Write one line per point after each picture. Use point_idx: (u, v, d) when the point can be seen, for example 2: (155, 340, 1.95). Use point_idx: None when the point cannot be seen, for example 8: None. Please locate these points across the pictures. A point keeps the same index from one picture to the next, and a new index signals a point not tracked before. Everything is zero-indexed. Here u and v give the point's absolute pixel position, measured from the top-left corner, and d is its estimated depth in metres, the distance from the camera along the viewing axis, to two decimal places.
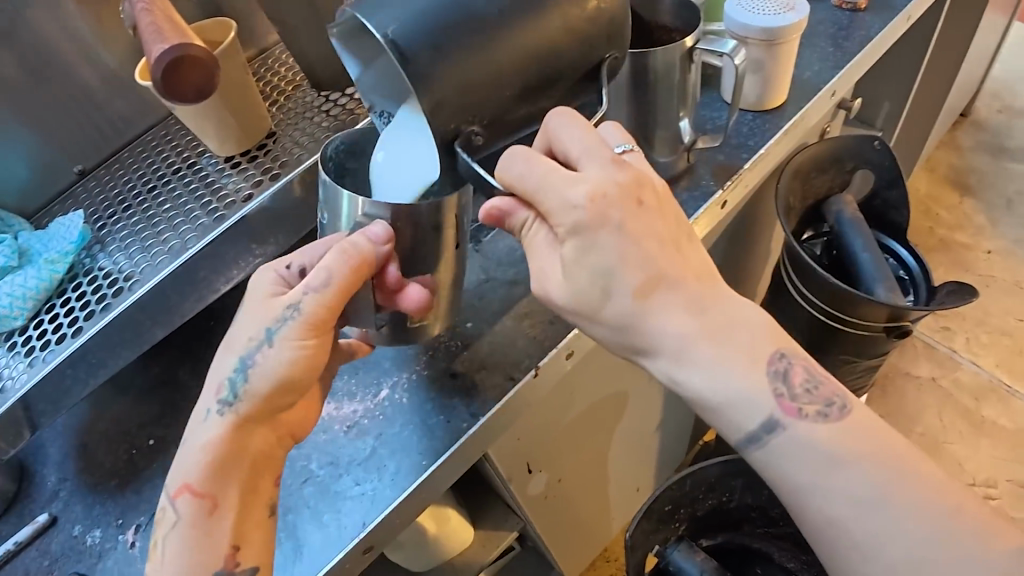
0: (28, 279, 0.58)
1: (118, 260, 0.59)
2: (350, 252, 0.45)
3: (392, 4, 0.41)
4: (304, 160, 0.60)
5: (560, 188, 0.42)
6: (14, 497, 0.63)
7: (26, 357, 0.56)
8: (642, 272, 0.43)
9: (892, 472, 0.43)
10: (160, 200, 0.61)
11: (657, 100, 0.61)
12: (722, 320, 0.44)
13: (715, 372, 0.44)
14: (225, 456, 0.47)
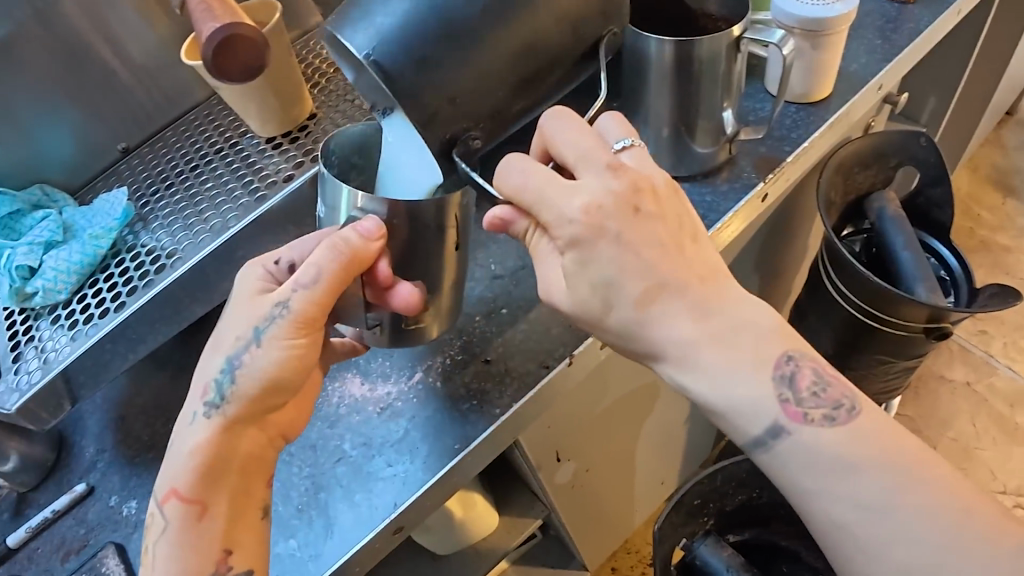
0: (73, 253, 0.59)
1: (160, 237, 0.60)
2: (341, 246, 0.45)
3: (370, 23, 0.43)
4: None
5: (556, 198, 0.43)
6: (53, 467, 0.66)
7: (69, 330, 0.57)
8: (642, 280, 0.43)
9: (899, 475, 0.42)
10: (202, 179, 0.62)
11: (701, 89, 0.60)
12: (724, 326, 0.44)
13: (716, 381, 0.44)
14: (212, 458, 0.48)
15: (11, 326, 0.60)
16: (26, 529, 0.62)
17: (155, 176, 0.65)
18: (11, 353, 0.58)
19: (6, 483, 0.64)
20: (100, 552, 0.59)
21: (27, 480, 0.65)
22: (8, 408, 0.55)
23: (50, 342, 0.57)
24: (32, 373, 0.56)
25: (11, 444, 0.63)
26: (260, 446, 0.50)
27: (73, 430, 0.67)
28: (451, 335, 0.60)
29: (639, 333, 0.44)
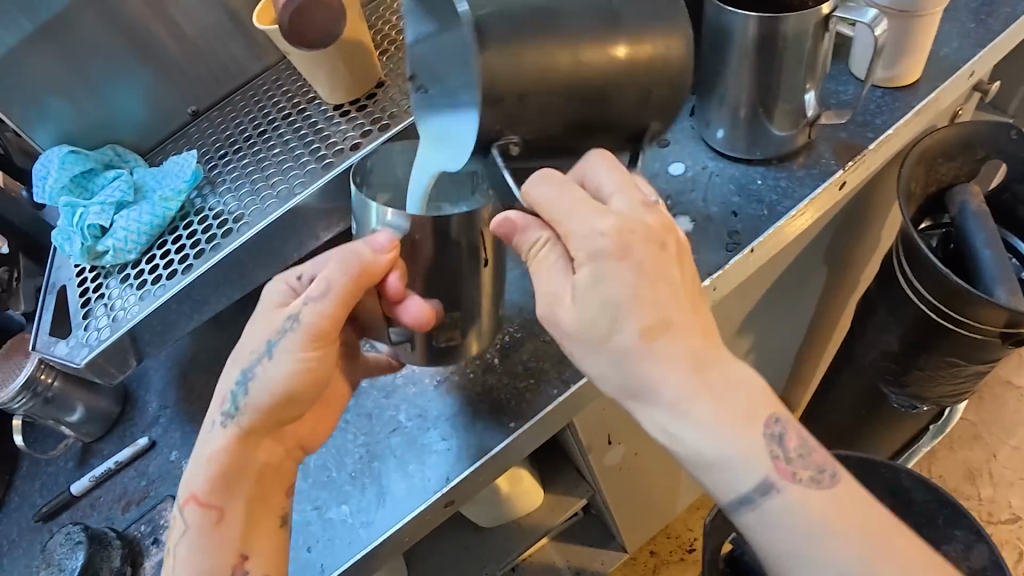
0: (143, 214, 0.59)
1: (227, 201, 0.60)
2: (350, 258, 0.45)
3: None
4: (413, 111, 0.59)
5: (587, 217, 0.39)
6: (117, 420, 0.69)
7: (138, 289, 0.59)
8: (652, 312, 0.39)
9: (880, 550, 0.38)
10: (269, 144, 0.62)
11: (784, 70, 0.57)
12: (724, 379, 0.39)
13: (711, 428, 0.39)
14: (228, 465, 0.48)
15: (83, 284, 0.61)
16: (90, 479, 0.64)
17: (223, 139, 0.65)
18: (83, 309, 0.60)
19: (72, 432, 0.67)
20: (160, 504, 0.61)
21: (92, 431, 0.67)
22: (78, 364, 0.57)
23: (118, 302, 0.59)
24: (102, 330, 0.58)
25: (77, 397, 0.66)
26: (276, 453, 0.51)
27: (137, 385, 0.69)
28: (509, 311, 0.59)
29: (625, 367, 0.39)
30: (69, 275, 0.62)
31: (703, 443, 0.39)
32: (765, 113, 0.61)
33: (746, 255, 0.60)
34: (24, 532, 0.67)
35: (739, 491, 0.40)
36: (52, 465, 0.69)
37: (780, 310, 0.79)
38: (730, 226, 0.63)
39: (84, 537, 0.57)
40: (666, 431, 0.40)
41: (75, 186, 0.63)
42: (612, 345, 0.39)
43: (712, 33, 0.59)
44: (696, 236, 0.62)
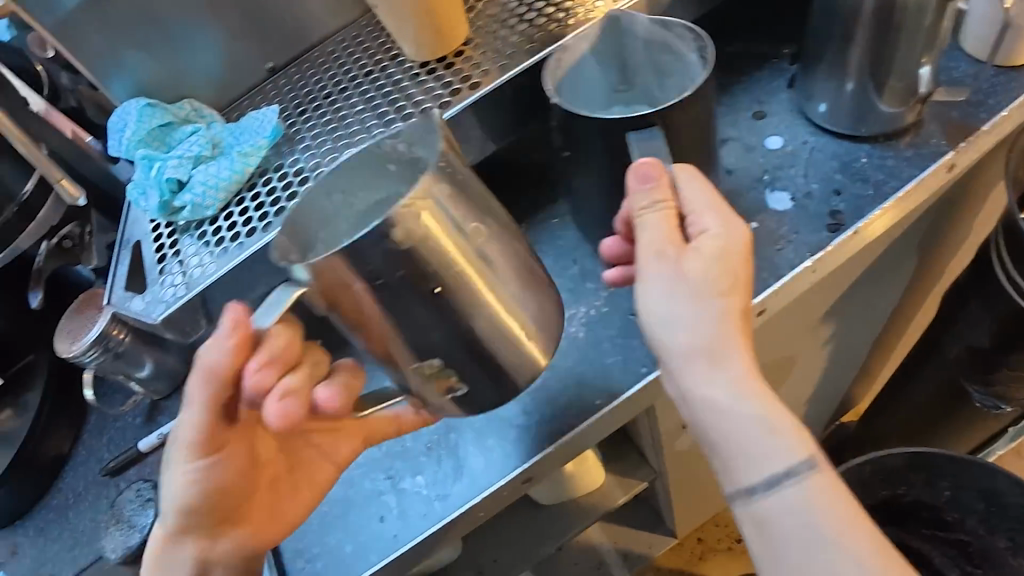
0: (222, 169, 0.58)
1: (308, 158, 0.58)
2: (205, 367, 0.42)
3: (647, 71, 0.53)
4: (507, 70, 0.56)
5: (719, 208, 0.40)
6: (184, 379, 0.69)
7: (215, 247, 0.57)
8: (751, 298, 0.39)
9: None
10: (351, 100, 0.60)
11: (902, 42, 0.53)
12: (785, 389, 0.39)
13: (771, 412, 0.38)
14: (166, 561, 0.48)
15: (158, 240, 0.60)
16: (159, 435, 0.65)
17: (301, 95, 0.62)
18: (158, 265, 0.59)
19: (140, 388, 0.67)
20: None
21: (160, 388, 0.68)
22: (154, 319, 0.56)
23: (194, 259, 0.57)
24: (179, 286, 0.57)
25: (147, 354, 0.64)
26: (213, 556, 0.48)
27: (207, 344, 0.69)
28: (594, 285, 0.58)
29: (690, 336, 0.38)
30: (143, 231, 0.61)
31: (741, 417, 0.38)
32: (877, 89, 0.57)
33: (845, 240, 0.58)
34: (94, 484, 0.68)
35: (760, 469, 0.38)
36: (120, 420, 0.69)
37: (864, 299, 0.75)
38: (831, 207, 0.60)
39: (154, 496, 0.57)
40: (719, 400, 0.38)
41: (152, 140, 0.61)
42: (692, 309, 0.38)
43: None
44: (792, 216, 0.60)
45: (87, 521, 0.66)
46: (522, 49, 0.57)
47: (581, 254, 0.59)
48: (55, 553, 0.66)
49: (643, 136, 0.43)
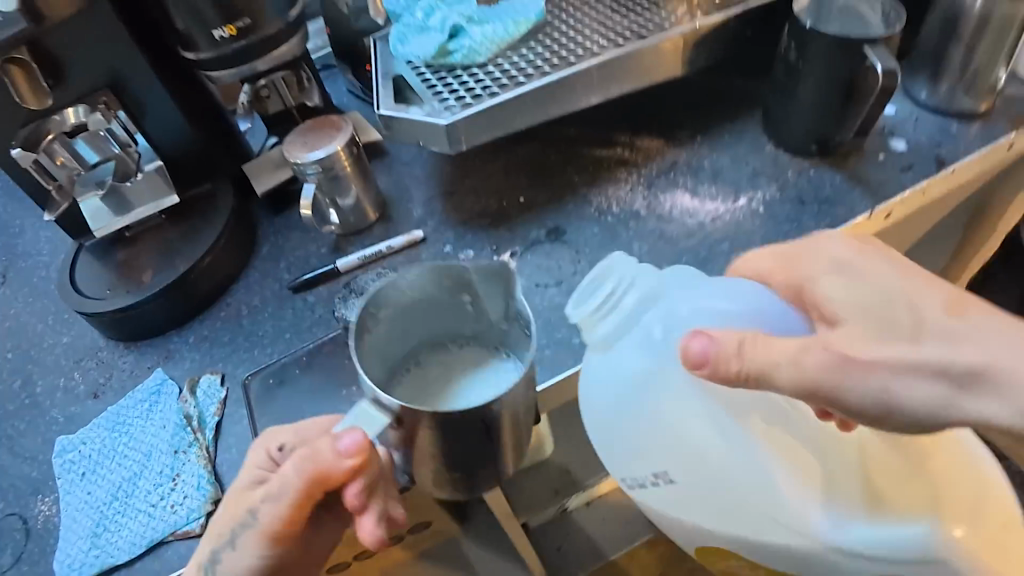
0: (489, 32, 0.65)
1: (558, 43, 0.67)
2: (323, 457, 0.46)
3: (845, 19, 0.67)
4: (732, 9, 0.67)
5: (862, 371, 0.43)
6: (375, 222, 0.72)
7: (474, 89, 0.64)
8: (877, 335, 0.44)
9: (1005, 335, 0.44)
10: (598, 12, 0.70)
11: (1006, 40, 0.63)
12: (857, 311, 0.46)
13: (898, 368, 0.44)
14: (274, 536, 0.50)
15: (420, 76, 0.65)
16: (359, 257, 0.68)
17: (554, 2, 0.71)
18: (431, 90, 0.64)
19: (336, 219, 0.71)
20: None
21: (352, 223, 0.71)
22: (442, 121, 0.61)
23: (465, 87, 0.64)
24: (455, 107, 0.62)
25: (356, 184, 0.69)
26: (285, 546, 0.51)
27: (399, 197, 0.74)
28: (767, 181, 0.69)
29: (934, 358, 0.44)
30: (401, 69, 0.66)
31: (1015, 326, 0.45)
32: (988, 62, 0.65)
33: (957, 169, 0.67)
34: (273, 299, 0.68)
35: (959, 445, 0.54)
36: (300, 250, 0.72)
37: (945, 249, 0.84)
38: (934, 153, 0.68)
39: None
40: (1007, 365, 0.43)
41: None
42: (926, 382, 0.44)
43: (945, 14, 0.64)
44: (909, 155, 0.68)
45: (268, 330, 0.66)
46: None
47: (752, 159, 0.70)
48: (232, 353, 0.66)
49: (878, 54, 0.60)
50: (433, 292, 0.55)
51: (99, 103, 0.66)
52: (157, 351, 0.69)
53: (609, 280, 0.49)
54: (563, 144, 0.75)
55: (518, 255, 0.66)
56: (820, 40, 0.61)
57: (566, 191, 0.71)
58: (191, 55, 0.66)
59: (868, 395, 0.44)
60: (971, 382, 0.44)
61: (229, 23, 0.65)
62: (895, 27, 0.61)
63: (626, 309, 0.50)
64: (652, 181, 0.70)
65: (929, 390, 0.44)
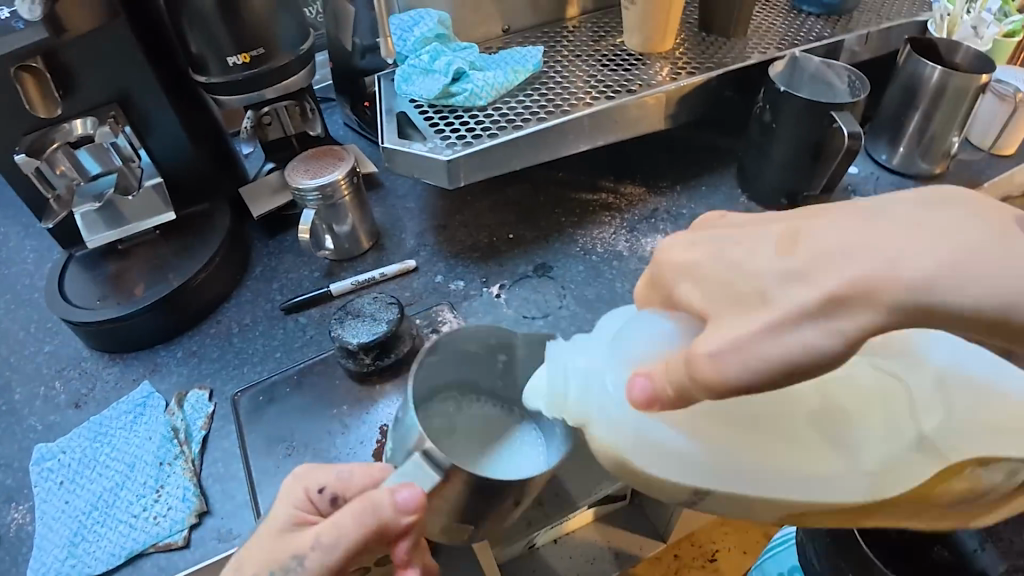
0: (491, 79, 0.70)
1: (554, 93, 0.72)
2: (380, 506, 0.42)
3: (809, 86, 0.74)
4: (713, 71, 0.73)
5: (749, 321, 0.32)
6: (368, 250, 0.75)
7: (473, 130, 0.68)
8: (788, 284, 0.32)
9: (910, 212, 0.34)
10: (590, 67, 0.75)
11: (961, 109, 0.69)
12: (752, 265, 0.34)
13: (819, 293, 0.31)
14: None
15: (423, 115, 0.69)
16: (352, 283, 0.70)
17: (550, 56, 0.77)
18: (433, 128, 0.68)
19: (331, 245, 0.72)
20: (436, 308, 0.67)
21: (346, 250, 0.73)
22: (443, 156, 0.65)
23: (465, 127, 0.68)
24: (455, 144, 0.66)
25: (353, 213, 0.72)
26: None
27: (392, 228, 0.77)
28: None
29: (798, 300, 0.31)
30: (405, 108, 0.71)
31: (877, 216, 0.34)
32: (941, 129, 0.71)
33: None
34: (264, 318, 0.70)
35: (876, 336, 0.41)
36: (294, 272, 0.74)
37: None
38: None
39: (397, 303, 0.62)
40: (902, 266, 0.31)
41: (436, 42, 0.72)
42: (801, 333, 0.31)
43: (906, 83, 0.71)
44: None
45: (259, 348, 0.68)
46: (722, 59, 0.74)
47: (727, 209, 0.76)
48: (221, 369, 0.66)
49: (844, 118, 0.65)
50: (477, 347, 0.53)
51: (107, 116, 0.67)
52: (143, 364, 0.69)
53: (558, 359, 0.42)
54: (552, 187, 0.79)
55: (506, 288, 0.69)
56: (793, 102, 0.67)
57: (554, 230, 0.74)
58: (203, 79, 0.70)
59: (791, 348, 0.31)
60: (830, 305, 0.31)
61: (243, 52, 0.68)
62: (859, 95, 0.68)
63: (569, 371, 0.42)
64: (635, 225, 0.74)
65: (813, 340, 0.31)
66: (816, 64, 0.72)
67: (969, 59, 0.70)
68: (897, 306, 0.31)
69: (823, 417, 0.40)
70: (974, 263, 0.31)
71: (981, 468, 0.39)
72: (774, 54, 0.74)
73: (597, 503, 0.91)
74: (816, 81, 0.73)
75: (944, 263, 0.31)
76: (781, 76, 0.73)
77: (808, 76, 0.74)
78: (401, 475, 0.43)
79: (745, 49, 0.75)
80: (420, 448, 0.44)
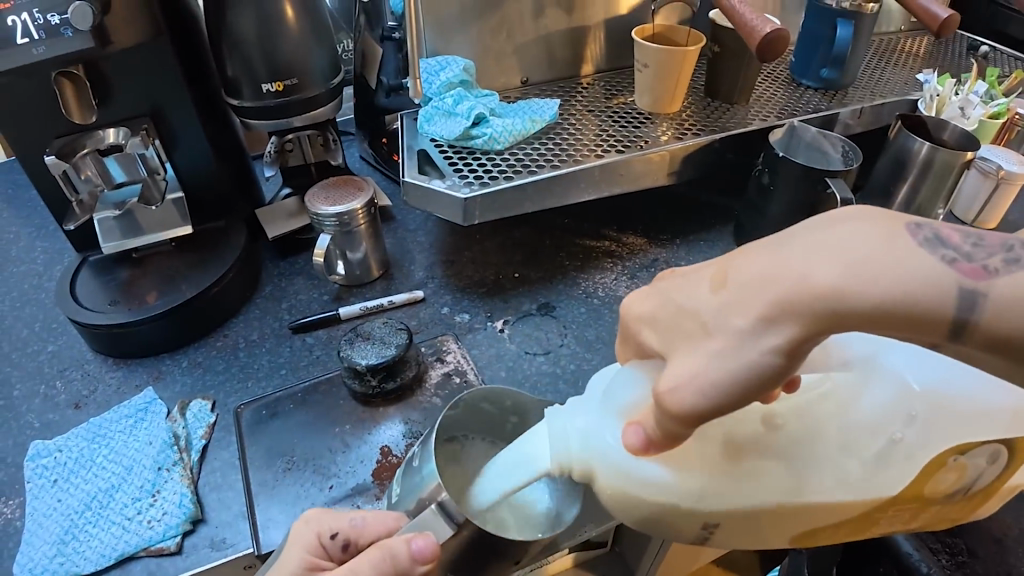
0: (510, 125, 0.74)
1: (568, 143, 0.76)
2: (389, 556, 0.44)
3: (806, 155, 0.79)
4: (717, 134, 0.78)
5: (690, 362, 0.31)
6: (377, 278, 0.77)
7: (489, 173, 0.71)
8: (719, 321, 0.31)
9: (825, 222, 0.30)
10: (603, 122, 0.80)
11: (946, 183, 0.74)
12: (687, 309, 0.32)
13: (746, 317, 0.30)
14: None
15: (444, 153, 0.73)
16: (361, 307, 0.72)
17: (565, 109, 0.81)
18: (452, 167, 0.71)
19: (342, 271, 0.75)
20: (441, 337, 0.69)
21: (355, 277, 0.76)
22: (458, 194, 0.68)
23: (481, 168, 0.72)
24: (472, 183, 0.69)
25: (367, 241, 0.74)
26: None
27: (401, 259, 0.79)
28: None
29: (738, 326, 0.30)
30: (427, 146, 0.74)
31: (790, 239, 0.31)
32: (928, 201, 0.76)
33: None
34: (270, 336, 0.71)
35: (844, 353, 0.45)
36: (303, 294, 0.76)
37: None
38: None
39: (406, 329, 0.63)
40: (813, 279, 0.29)
41: (460, 87, 0.76)
42: (742, 356, 0.29)
43: (895, 157, 0.76)
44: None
45: (264, 364, 0.69)
46: (726, 123, 0.79)
47: None
48: (225, 381, 0.68)
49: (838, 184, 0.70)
50: (493, 410, 0.55)
51: (140, 128, 0.70)
52: (145, 371, 0.70)
53: (557, 418, 0.46)
54: (557, 231, 0.82)
55: (510, 323, 0.71)
56: (791, 166, 0.71)
57: (559, 272, 0.77)
58: (235, 102, 0.73)
59: (734, 371, 0.29)
60: (764, 329, 0.29)
61: (277, 80, 0.72)
62: (852, 164, 0.72)
63: (569, 431, 0.45)
64: (636, 272, 0.77)
65: (754, 365, 0.29)
66: (813, 133, 0.78)
67: (956, 137, 0.75)
68: (816, 319, 0.29)
69: (806, 432, 0.44)
70: (875, 264, 0.28)
71: (958, 459, 0.43)
72: (774, 122, 0.79)
73: (578, 547, 0.92)
74: (813, 148, 0.78)
75: (851, 264, 0.28)
76: (780, 141, 0.78)
77: (805, 145, 0.79)
78: (418, 524, 0.45)
79: (747, 115, 0.80)
80: (436, 498, 0.46)
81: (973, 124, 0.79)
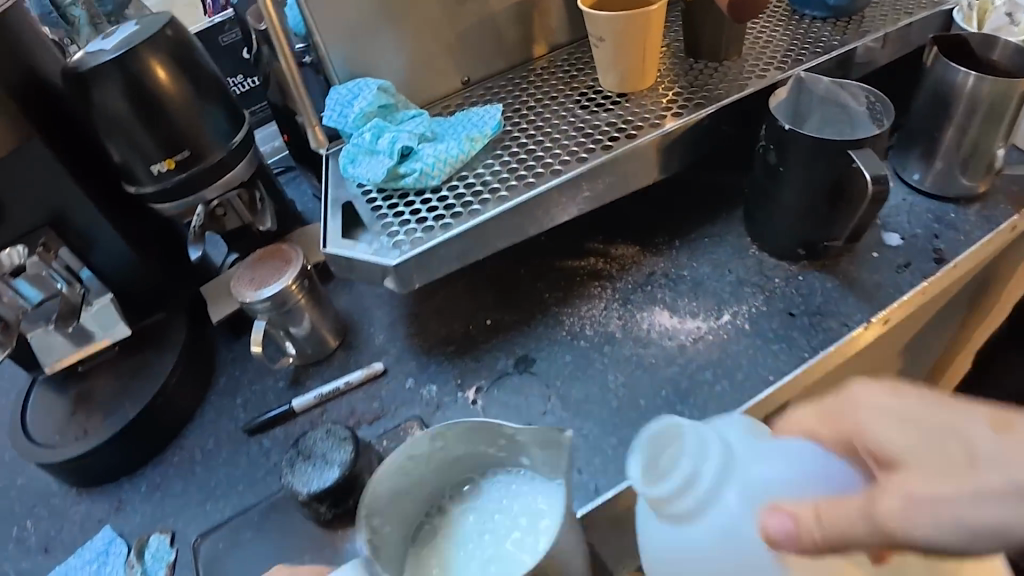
0: (442, 154, 0.61)
1: (522, 156, 0.63)
2: None
3: (815, 117, 0.62)
4: (705, 107, 0.62)
5: (942, 493, 0.32)
6: (334, 351, 0.68)
7: (423, 222, 0.59)
8: (996, 472, 0.32)
9: None
10: (564, 117, 0.65)
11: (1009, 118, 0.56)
12: (957, 446, 0.33)
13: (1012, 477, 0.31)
14: None
15: (372, 203, 0.62)
16: (314, 397, 0.63)
17: (517, 109, 0.67)
18: (379, 222, 0.60)
19: (294, 350, 0.66)
20: (404, 423, 0.60)
21: (309, 354, 0.67)
22: (386, 260, 0.56)
23: (415, 216, 0.60)
24: (402, 243, 0.58)
25: (309, 314, 0.65)
26: None
27: (360, 321, 0.69)
28: (753, 289, 0.62)
29: (1007, 483, 0.31)
30: (353, 196, 0.63)
31: None
32: (984, 143, 0.59)
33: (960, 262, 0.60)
34: (226, 442, 0.64)
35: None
36: (257, 383, 0.68)
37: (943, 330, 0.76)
38: (931, 245, 0.62)
39: (352, 435, 0.54)
40: None
41: (378, 115, 0.63)
42: (999, 509, 0.31)
43: (936, 95, 0.59)
44: (905, 250, 0.62)
45: (221, 480, 0.62)
46: (716, 90, 0.63)
47: (734, 266, 0.64)
48: (183, 506, 0.61)
49: (864, 155, 0.53)
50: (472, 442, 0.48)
51: (37, 245, 0.61)
52: (107, 500, 0.64)
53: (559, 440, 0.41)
54: (532, 256, 0.70)
55: (483, 391, 0.60)
56: (801, 141, 0.55)
57: (537, 310, 0.65)
58: (133, 189, 0.64)
59: (971, 517, 0.31)
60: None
61: (168, 157, 0.62)
62: (884, 123, 0.55)
63: (710, 446, 0.37)
64: (629, 295, 0.64)
65: (1001, 523, 0.31)
66: (826, 84, 0.60)
67: (1010, 55, 0.58)
68: None
69: None
70: None
71: None
72: (775, 77, 0.62)
73: None
74: (828, 106, 0.61)
75: None
76: (785, 105, 0.61)
77: (818, 100, 0.61)
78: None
79: (741, 73, 0.64)
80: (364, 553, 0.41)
81: (1023, 33, 0.62)
